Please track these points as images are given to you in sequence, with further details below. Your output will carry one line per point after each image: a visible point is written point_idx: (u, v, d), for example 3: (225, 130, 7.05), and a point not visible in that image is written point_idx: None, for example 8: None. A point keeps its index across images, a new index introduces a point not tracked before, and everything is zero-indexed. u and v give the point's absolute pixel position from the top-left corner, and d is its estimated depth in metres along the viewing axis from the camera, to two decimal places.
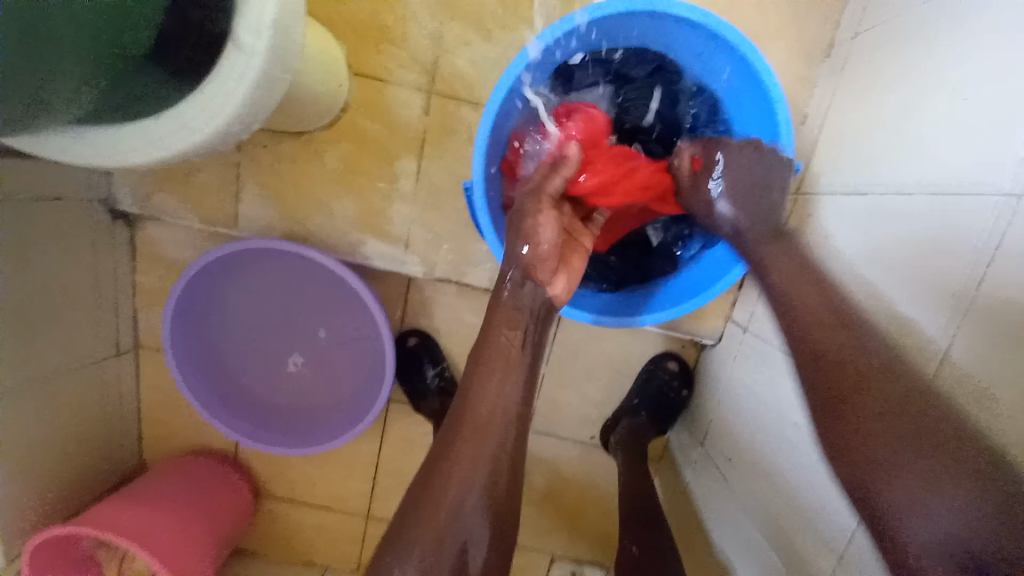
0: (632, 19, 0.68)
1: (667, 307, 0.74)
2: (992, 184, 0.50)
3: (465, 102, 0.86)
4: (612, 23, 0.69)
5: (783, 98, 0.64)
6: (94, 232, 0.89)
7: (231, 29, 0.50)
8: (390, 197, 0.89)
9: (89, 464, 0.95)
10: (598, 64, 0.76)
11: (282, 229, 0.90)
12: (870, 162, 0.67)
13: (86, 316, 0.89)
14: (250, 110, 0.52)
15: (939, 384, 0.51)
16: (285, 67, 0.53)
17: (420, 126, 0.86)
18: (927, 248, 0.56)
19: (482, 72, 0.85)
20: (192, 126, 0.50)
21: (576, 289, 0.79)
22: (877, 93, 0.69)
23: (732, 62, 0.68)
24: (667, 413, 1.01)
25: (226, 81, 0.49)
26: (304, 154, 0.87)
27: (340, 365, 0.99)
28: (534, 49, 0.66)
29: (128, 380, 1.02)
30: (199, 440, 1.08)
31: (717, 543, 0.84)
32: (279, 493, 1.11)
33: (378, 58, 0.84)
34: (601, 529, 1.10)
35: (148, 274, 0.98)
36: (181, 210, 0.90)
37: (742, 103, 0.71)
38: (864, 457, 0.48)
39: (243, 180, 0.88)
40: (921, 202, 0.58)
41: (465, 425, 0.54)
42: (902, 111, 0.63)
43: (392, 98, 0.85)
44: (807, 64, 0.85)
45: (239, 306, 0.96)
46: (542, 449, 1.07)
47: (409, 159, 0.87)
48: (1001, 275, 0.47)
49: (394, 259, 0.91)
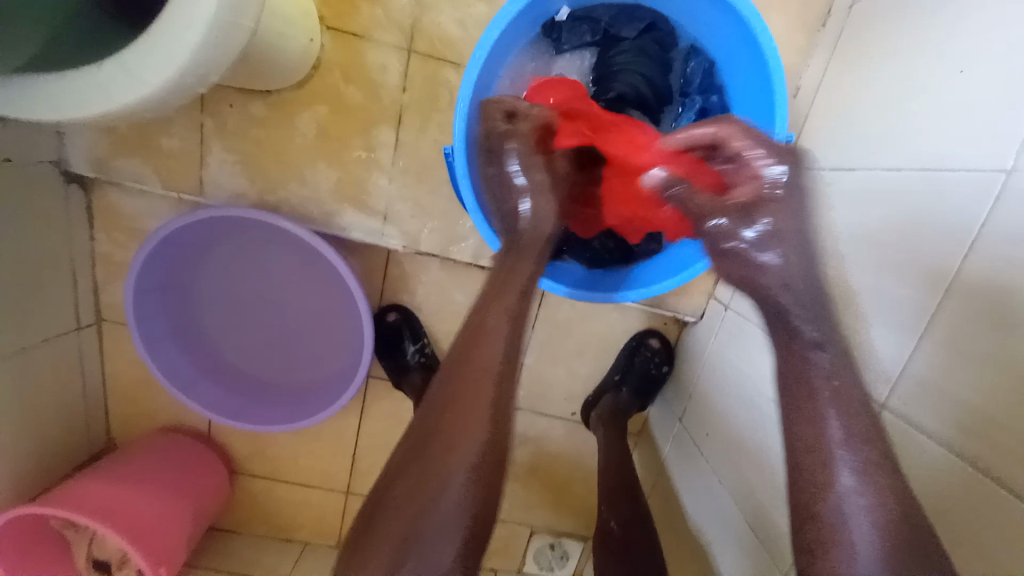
0: None
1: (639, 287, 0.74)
2: (986, 152, 0.49)
3: (447, 65, 0.82)
4: None
5: (779, 67, 0.62)
6: (48, 197, 0.83)
7: None
8: (369, 166, 0.84)
9: (54, 442, 0.91)
10: (585, 24, 0.72)
11: (253, 197, 0.85)
12: (866, 135, 0.65)
13: (44, 287, 0.84)
14: (205, 60, 0.47)
15: (919, 356, 0.52)
16: (244, 12, 0.48)
17: (400, 90, 0.82)
18: (914, 221, 0.55)
19: (466, 32, 0.81)
20: (143, 77, 0.45)
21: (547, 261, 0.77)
22: (873, 60, 0.67)
23: (726, 21, 0.65)
24: (649, 390, 1.02)
25: (180, 24, 0.45)
26: (275, 116, 0.82)
27: (322, 341, 0.96)
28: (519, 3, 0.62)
29: (92, 355, 0.97)
30: (171, 416, 1.04)
31: (694, 515, 0.86)
32: (255, 470, 1.09)
33: (354, 14, 0.79)
34: (584, 504, 1.12)
35: (109, 242, 0.92)
36: (143, 174, 0.84)
37: (737, 69, 0.68)
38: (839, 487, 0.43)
39: (209, 144, 0.83)
40: (911, 177, 0.57)
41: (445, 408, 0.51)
42: (898, 75, 0.61)
43: (368, 59, 0.80)
44: (800, 35, 0.83)
45: (216, 281, 0.92)
46: (526, 426, 1.07)
47: (390, 124, 0.83)
48: (992, 247, 0.47)
49: (372, 231, 0.87)
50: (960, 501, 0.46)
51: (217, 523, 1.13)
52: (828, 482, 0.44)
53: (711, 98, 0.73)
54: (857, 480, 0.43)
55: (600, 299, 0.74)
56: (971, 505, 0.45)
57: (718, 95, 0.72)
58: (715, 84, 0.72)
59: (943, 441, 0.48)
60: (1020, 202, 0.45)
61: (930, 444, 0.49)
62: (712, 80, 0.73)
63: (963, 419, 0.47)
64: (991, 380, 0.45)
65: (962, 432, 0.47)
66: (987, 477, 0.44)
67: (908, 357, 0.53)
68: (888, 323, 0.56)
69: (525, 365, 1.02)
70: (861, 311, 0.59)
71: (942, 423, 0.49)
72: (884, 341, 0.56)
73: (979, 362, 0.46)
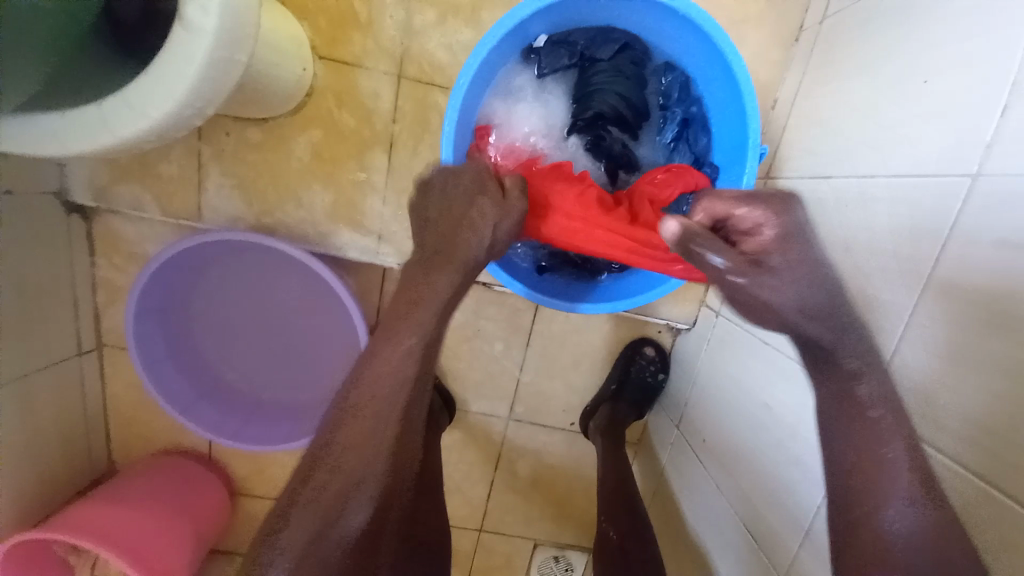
0: None
1: (602, 302, 0.76)
2: (953, 159, 0.51)
3: (436, 88, 0.84)
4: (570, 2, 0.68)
5: (749, 82, 0.65)
6: (49, 226, 0.85)
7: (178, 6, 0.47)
8: (363, 187, 0.87)
9: (57, 468, 0.92)
10: (562, 48, 0.75)
11: (249, 220, 0.87)
12: (840, 146, 0.67)
13: (47, 314, 0.86)
14: (203, 96, 0.49)
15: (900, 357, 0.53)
16: (239, 50, 0.50)
17: (391, 113, 0.84)
18: (894, 226, 0.56)
19: (454, 56, 0.84)
20: (143, 112, 0.48)
21: (523, 270, 0.80)
22: (845, 74, 0.69)
23: (698, 41, 0.68)
24: (646, 398, 1.03)
25: (179, 62, 0.47)
26: (270, 142, 0.84)
27: (318, 361, 0.97)
28: (498, 34, 0.65)
29: (93, 381, 0.98)
30: (172, 439, 1.05)
31: (693, 522, 0.87)
32: (256, 491, 1.09)
33: (345, 43, 0.81)
34: (585, 516, 1.12)
35: (110, 269, 0.94)
36: (143, 202, 0.86)
37: (711, 82, 0.71)
38: (889, 492, 0.45)
39: (207, 170, 0.85)
40: (887, 185, 0.58)
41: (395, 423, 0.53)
42: (868, 90, 0.64)
43: (360, 85, 0.83)
44: (777, 49, 0.86)
45: (213, 305, 0.94)
46: (525, 439, 1.07)
47: (382, 147, 0.85)
48: (962, 249, 0.48)
49: (367, 250, 0.89)
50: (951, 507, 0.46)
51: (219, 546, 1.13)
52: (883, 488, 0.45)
53: (691, 109, 0.75)
54: (898, 469, 0.45)
55: (563, 309, 0.76)
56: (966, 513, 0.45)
57: (697, 106, 0.75)
58: (693, 97, 0.75)
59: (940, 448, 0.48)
60: (985, 205, 0.47)
61: None
62: (690, 92, 0.75)
63: (955, 423, 0.47)
64: (983, 384, 0.45)
65: (943, 431, 0.48)
66: (989, 485, 0.44)
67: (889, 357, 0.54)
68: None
69: (522, 378, 1.03)
70: None
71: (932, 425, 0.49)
72: None
73: (968, 366, 0.46)
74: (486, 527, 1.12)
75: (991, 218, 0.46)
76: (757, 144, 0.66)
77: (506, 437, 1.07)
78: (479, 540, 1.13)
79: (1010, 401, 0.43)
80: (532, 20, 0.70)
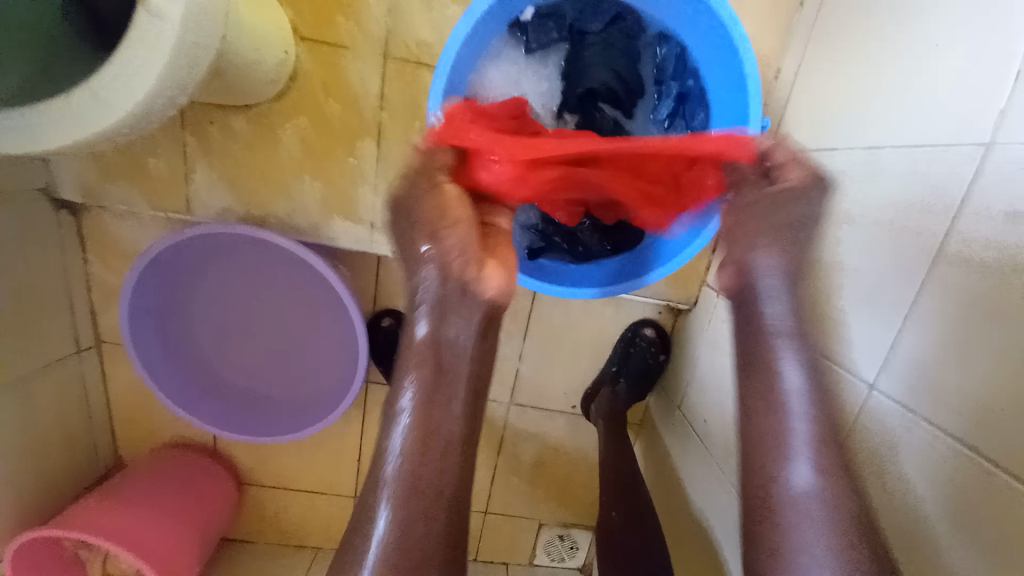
0: None
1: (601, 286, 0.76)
2: (964, 128, 0.48)
3: (425, 68, 0.81)
4: None
5: (749, 50, 0.62)
6: (38, 225, 0.83)
7: None
8: (353, 175, 0.84)
9: (62, 464, 0.93)
10: (550, 21, 0.72)
11: (240, 212, 0.86)
12: (845, 118, 0.65)
13: (42, 314, 0.85)
14: (175, 86, 0.47)
15: (905, 336, 0.52)
16: (206, 35, 0.48)
17: (379, 98, 0.81)
18: (902, 200, 0.54)
19: (442, 34, 0.80)
20: (113, 106, 0.46)
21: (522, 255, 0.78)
22: (851, 40, 0.66)
23: (692, 9, 0.66)
24: (648, 380, 1.03)
25: (145, 50, 0.44)
26: (256, 131, 0.82)
27: (316, 354, 0.96)
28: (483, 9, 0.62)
29: (94, 378, 0.98)
30: (176, 434, 1.06)
31: (696, 501, 0.87)
32: (262, 481, 1.10)
33: (328, 24, 0.78)
34: (589, 498, 1.13)
35: (102, 265, 0.92)
36: (130, 197, 0.85)
37: (711, 53, 0.67)
38: (808, 526, 0.45)
39: (193, 162, 0.83)
40: (898, 158, 0.56)
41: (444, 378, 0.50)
42: (877, 55, 0.61)
43: (346, 69, 0.80)
44: (779, 16, 0.82)
45: (206, 300, 0.92)
46: (527, 424, 1.07)
47: (371, 134, 0.83)
48: (970, 224, 0.46)
49: (361, 239, 0.87)
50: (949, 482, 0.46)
51: (229, 534, 1.15)
52: (788, 481, 0.48)
53: (687, 82, 0.72)
54: (813, 493, 0.46)
55: (564, 293, 0.76)
56: (971, 496, 0.44)
57: (693, 78, 0.71)
58: (689, 69, 0.71)
59: (940, 427, 0.47)
60: (998, 178, 0.45)
61: (922, 428, 0.49)
62: (685, 64, 0.72)
63: (962, 407, 0.46)
64: (989, 366, 0.43)
65: (947, 413, 0.47)
66: (991, 465, 0.43)
67: (894, 336, 0.53)
68: (878, 312, 0.55)
69: (523, 364, 1.03)
70: (854, 297, 0.58)
71: (938, 408, 0.48)
72: (869, 322, 0.56)
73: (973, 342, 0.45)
74: (491, 511, 1.13)
75: (1006, 189, 0.44)
76: (759, 116, 0.62)
77: (509, 423, 1.07)
78: (485, 523, 1.15)
79: (1012, 378, 0.41)
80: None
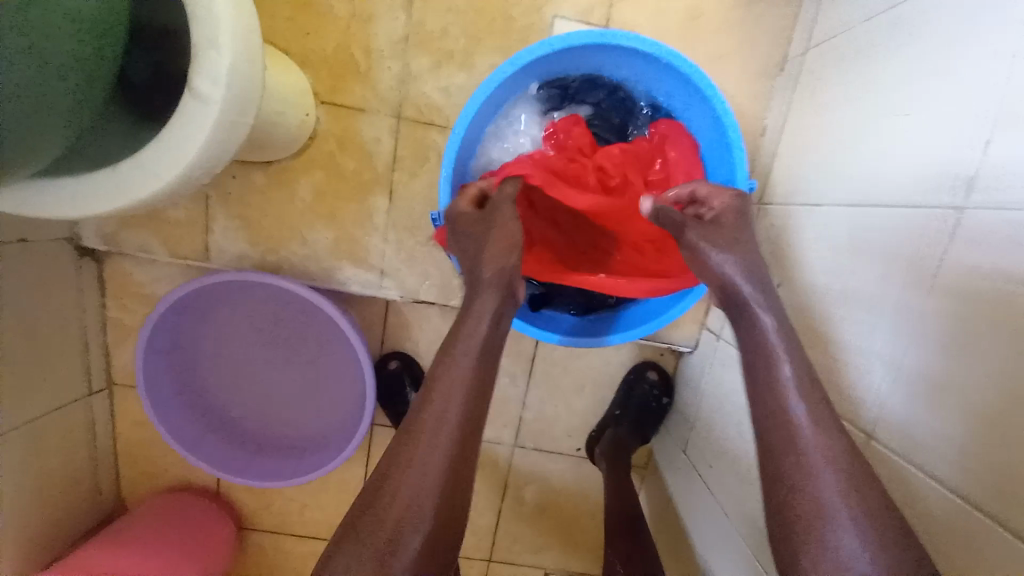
0: (575, 51, 0.73)
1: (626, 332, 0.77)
2: (933, 193, 0.53)
3: (435, 128, 0.87)
4: (555, 57, 0.74)
5: (738, 132, 0.69)
6: (63, 272, 0.88)
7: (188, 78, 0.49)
8: (364, 225, 0.89)
9: (65, 507, 0.94)
10: (556, 90, 0.79)
11: (255, 258, 0.89)
12: (824, 175, 0.71)
13: (59, 358, 0.88)
14: (212, 156, 0.52)
15: (879, 386, 0.56)
16: (246, 112, 0.52)
17: (391, 154, 0.87)
18: (867, 253, 0.60)
19: (451, 97, 0.86)
20: (156, 176, 0.50)
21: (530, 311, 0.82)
22: (828, 102, 0.73)
23: (682, 84, 0.73)
24: (651, 421, 1.03)
25: (189, 129, 0.49)
26: (274, 184, 0.87)
27: (322, 397, 0.98)
28: (486, 91, 0.70)
29: (103, 419, 1.00)
30: (181, 474, 1.07)
31: (701, 547, 0.86)
32: (264, 522, 1.10)
33: (345, 90, 0.84)
34: (594, 541, 1.11)
35: (121, 308, 0.96)
36: (150, 245, 0.89)
37: (704, 122, 0.75)
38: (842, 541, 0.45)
39: (213, 213, 0.88)
40: (878, 215, 0.60)
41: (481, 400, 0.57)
42: (854, 114, 0.66)
43: (361, 129, 0.86)
44: (762, 79, 0.88)
45: (220, 342, 0.95)
46: (530, 466, 1.07)
47: (383, 188, 0.88)
48: (957, 276, 0.48)
49: (370, 283, 0.91)
50: (928, 511, 0.49)
51: None
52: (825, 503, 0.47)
53: None
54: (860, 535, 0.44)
55: (585, 344, 0.78)
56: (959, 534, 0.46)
57: None
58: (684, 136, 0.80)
59: (957, 491, 0.47)
60: (974, 243, 0.47)
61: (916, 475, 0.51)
62: None
63: (963, 458, 0.46)
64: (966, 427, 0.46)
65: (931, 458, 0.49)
66: (992, 520, 0.43)
67: (873, 386, 0.57)
68: (872, 322, 0.57)
69: (526, 405, 1.04)
70: (841, 337, 0.62)
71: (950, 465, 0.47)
72: (853, 371, 0.60)
73: (986, 375, 0.45)
74: (494, 555, 1.12)
75: (984, 258, 0.46)
76: (745, 181, 0.70)
77: (512, 465, 1.07)
78: (488, 568, 1.12)
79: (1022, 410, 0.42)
80: (522, 75, 0.75)
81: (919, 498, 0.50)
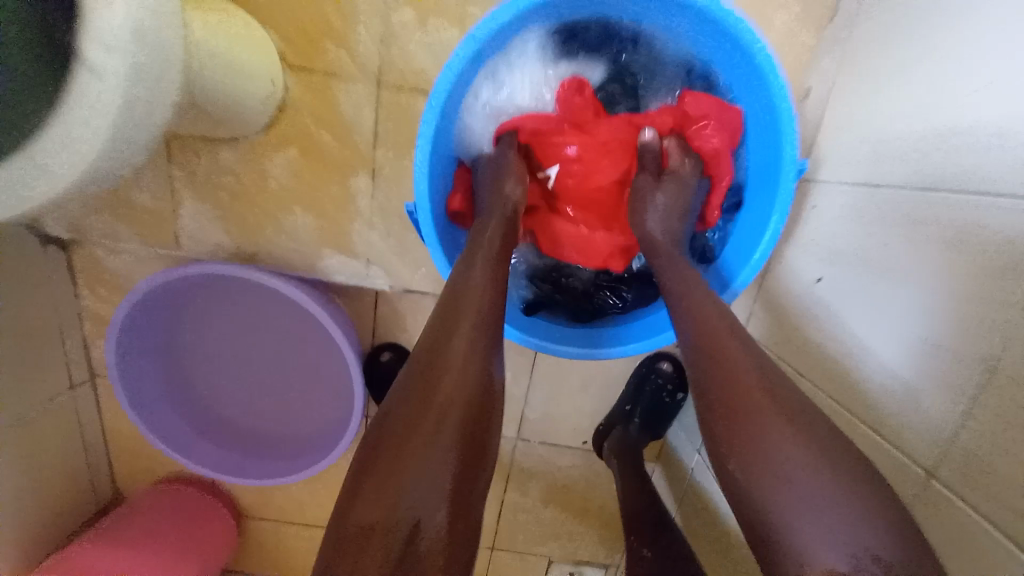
0: None
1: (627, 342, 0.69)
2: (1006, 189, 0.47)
3: (422, 95, 0.76)
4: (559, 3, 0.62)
5: (785, 92, 0.58)
6: (29, 262, 0.80)
7: (75, 45, 0.41)
8: (347, 207, 0.80)
9: (57, 503, 0.90)
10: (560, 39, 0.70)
11: (230, 246, 0.81)
12: (870, 150, 0.65)
13: (33, 354, 0.82)
14: (119, 138, 0.45)
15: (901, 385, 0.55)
16: (154, 82, 0.45)
17: (374, 126, 0.77)
18: (906, 248, 0.57)
19: (439, 58, 0.75)
20: (57, 167, 0.44)
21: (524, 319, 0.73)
22: (884, 66, 0.64)
23: (720, 32, 0.61)
24: (663, 416, 0.96)
25: (84, 108, 0.42)
26: (245, 162, 0.78)
27: (315, 389, 0.92)
28: (471, 47, 0.58)
29: (90, 414, 0.95)
30: (174, 467, 1.02)
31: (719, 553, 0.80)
32: (262, 513, 1.07)
33: (319, 52, 0.73)
34: (602, 533, 1.07)
35: (95, 299, 0.89)
36: (117, 231, 0.82)
37: (743, 76, 0.64)
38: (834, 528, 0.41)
39: (181, 196, 0.79)
40: (922, 207, 0.56)
41: (486, 417, 0.45)
42: (917, 80, 0.59)
43: (338, 97, 0.75)
44: (806, 30, 0.75)
45: (201, 337, 0.88)
46: (535, 459, 1.02)
47: (366, 165, 0.78)
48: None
49: (357, 274, 0.83)
50: (933, 506, 0.50)
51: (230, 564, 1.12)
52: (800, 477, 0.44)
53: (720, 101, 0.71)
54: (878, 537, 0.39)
55: (584, 353, 0.69)
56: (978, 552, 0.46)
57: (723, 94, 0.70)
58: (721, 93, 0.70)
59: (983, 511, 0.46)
60: None
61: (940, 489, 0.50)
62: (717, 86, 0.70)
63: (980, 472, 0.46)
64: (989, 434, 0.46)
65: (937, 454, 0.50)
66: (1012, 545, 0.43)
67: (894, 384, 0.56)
68: (904, 321, 0.55)
69: (529, 398, 0.97)
70: (869, 333, 0.60)
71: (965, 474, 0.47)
72: (875, 368, 0.59)
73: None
74: (498, 547, 1.08)
75: None
76: (794, 160, 0.60)
77: (515, 459, 1.01)
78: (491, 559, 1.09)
79: None
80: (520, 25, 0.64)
81: (950, 517, 0.48)
